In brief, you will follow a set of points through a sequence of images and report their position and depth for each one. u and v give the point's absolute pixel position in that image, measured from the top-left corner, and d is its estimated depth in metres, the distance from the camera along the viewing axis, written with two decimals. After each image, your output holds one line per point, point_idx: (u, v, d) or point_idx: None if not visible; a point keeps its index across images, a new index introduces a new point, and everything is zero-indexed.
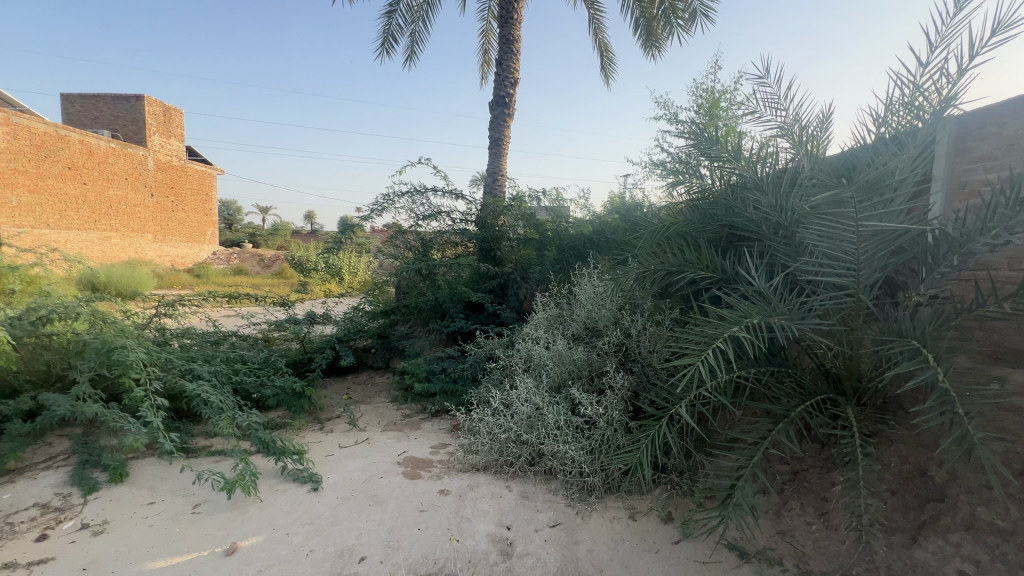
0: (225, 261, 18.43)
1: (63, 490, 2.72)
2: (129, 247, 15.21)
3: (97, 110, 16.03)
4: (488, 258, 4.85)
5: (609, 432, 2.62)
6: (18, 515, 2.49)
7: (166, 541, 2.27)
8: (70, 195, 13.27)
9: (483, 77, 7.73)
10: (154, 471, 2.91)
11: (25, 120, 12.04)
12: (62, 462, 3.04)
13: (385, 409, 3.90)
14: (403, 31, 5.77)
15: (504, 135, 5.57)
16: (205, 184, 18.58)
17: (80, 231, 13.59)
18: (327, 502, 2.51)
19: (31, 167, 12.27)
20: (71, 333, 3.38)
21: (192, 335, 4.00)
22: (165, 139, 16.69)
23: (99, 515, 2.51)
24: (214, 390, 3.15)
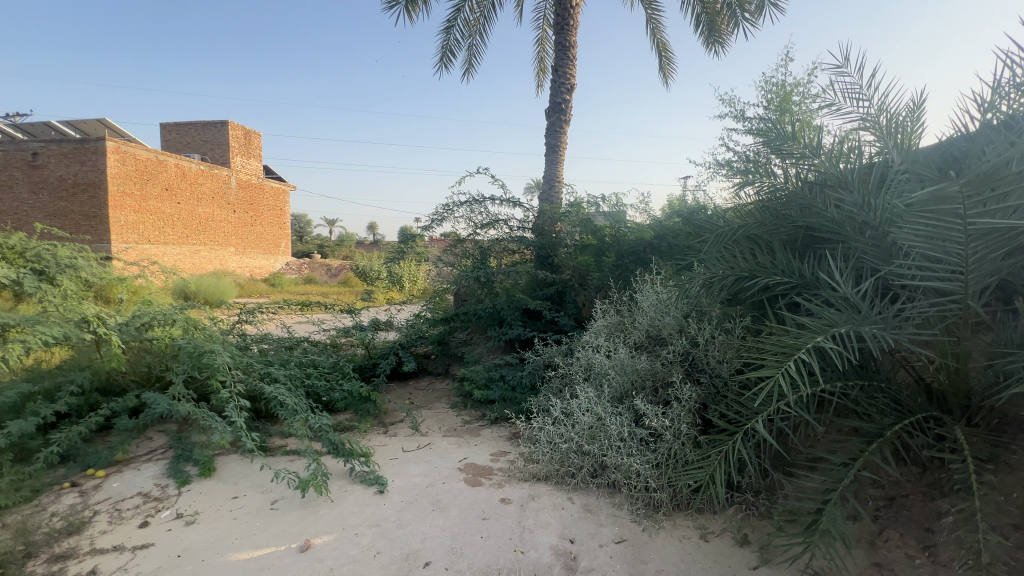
0: (297, 271, 19.72)
1: (161, 481, 2.99)
2: (214, 259, 16.66)
3: (189, 136, 17.73)
4: (546, 265, 4.83)
5: (676, 446, 2.50)
6: (125, 502, 2.77)
7: (248, 534, 2.42)
8: (166, 213, 14.75)
9: (539, 85, 7.76)
10: (237, 466, 3.13)
11: (132, 148, 13.53)
12: (160, 455, 3.34)
13: (446, 415, 3.97)
14: (460, 45, 5.92)
15: (561, 141, 5.56)
16: (280, 200, 20.01)
17: (175, 246, 15.07)
18: (393, 505, 2.58)
19: (136, 190, 13.74)
20: (168, 338, 3.72)
21: (270, 341, 4.28)
22: (246, 160, 18.18)
23: (191, 506, 2.72)
24: (289, 392, 3.35)
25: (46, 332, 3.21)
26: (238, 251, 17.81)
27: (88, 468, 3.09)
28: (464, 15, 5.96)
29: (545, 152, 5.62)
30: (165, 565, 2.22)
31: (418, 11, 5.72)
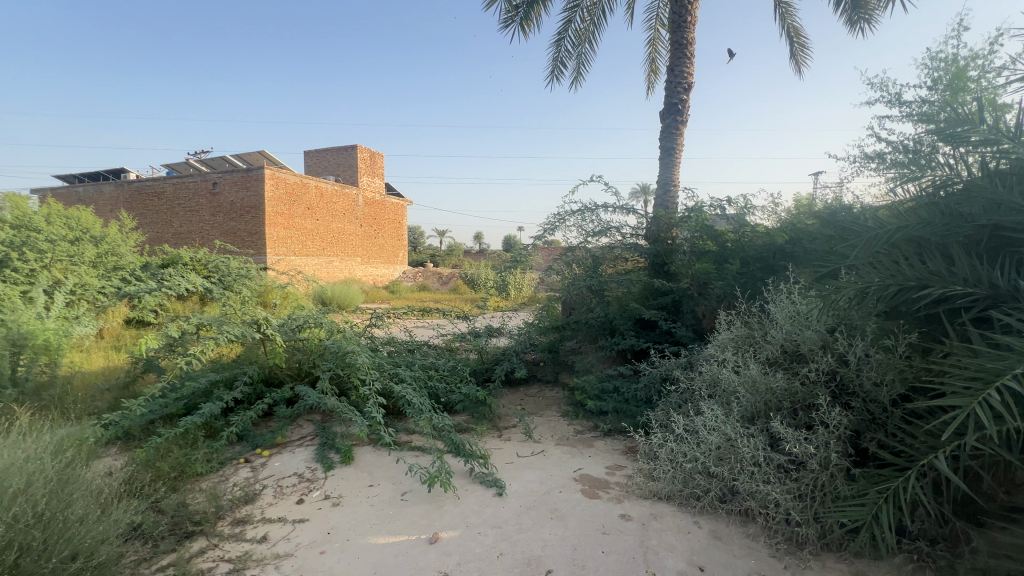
0: (413, 279, 21.33)
1: (312, 464, 3.41)
2: (344, 268, 18.70)
3: (326, 160, 20.19)
4: (661, 273, 4.61)
5: (824, 476, 2.23)
6: (285, 480, 3.20)
7: (384, 521, 2.65)
8: (308, 229, 16.92)
9: (650, 87, 7.52)
10: (371, 457, 3.46)
11: (283, 174, 15.77)
12: (309, 441, 3.81)
13: (558, 423, 3.97)
14: (570, 55, 5.96)
15: (677, 143, 5.32)
16: (398, 214, 21.87)
17: (314, 257, 17.22)
18: (512, 508, 2.65)
19: (285, 210, 15.99)
20: (316, 338, 4.25)
21: (396, 344, 4.67)
22: (371, 179, 20.19)
23: (336, 489, 3.06)
24: (415, 392, 3.62)
25: (229, 331, 3.86)
26: (364, 262, 19.77)
27: (257, 447, 3.63)
28: (575, 25, 6.00)
29: (659, 155, 5.41)
30: (318, 540, 2.52)
31: (531, 27, 5.88)
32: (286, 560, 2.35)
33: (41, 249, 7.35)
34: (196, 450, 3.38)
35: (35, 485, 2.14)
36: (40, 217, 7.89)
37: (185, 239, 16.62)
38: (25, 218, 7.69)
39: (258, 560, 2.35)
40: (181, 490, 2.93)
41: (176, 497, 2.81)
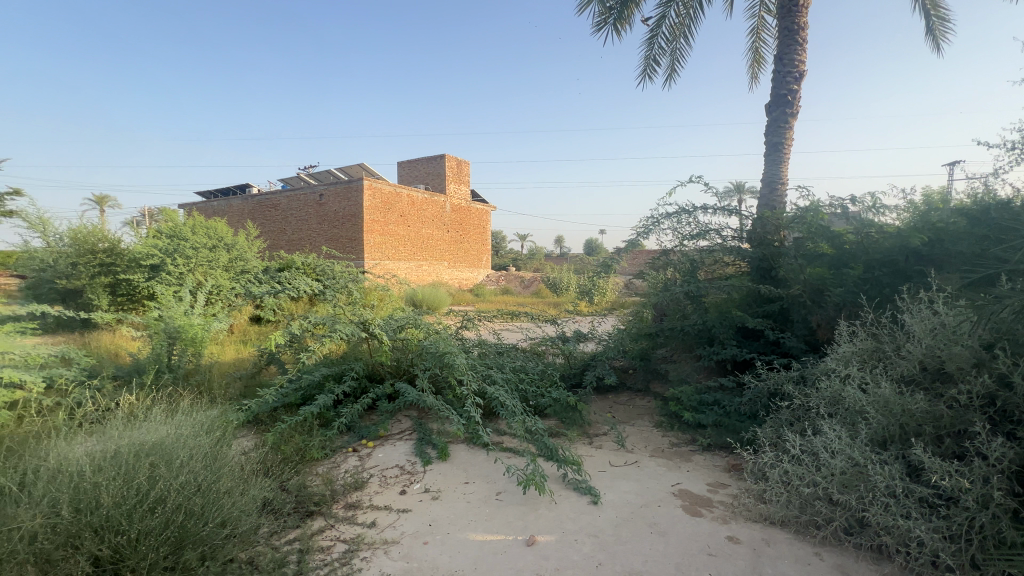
0: (496, 282, 21.82)
1: (411, 458, 3.61)
2: (433, 272, 19.62)
3: (417, 170, 21.39)
4: (767, 278, 4.27)
5: (984, 516, 1.91)
6: (389, 471, 3.42)
7: (480, 518, 2.73)
8: (401, 235, 18.01)
9: (753, 79, 7.03)
10: (466, 455, 3.58)
11: (379, 184, 16.96)
12: (408, 435, 4.04)
13: (651, 434, 3.83)
14: (664, 52, 5.76)
15: (785, 138, 4.92)
16: (483, 219, 22.52)
17: (406, 262, 18.28)
18: (608, 518, 2.59)
19: (381, 217, 17.17)
20: (415, 338, 4.50)
21: (487, 346, 4.81)
22: (458, 187, 21.03)
23: (434, 484, 3.21)
24: (507, 394, 3.69)
25: (341, 330, 4.23)
26: (450, 266, 20.60)
27: (362, 438, 3.92)
28: (670, 21, 5.79)
29: (764, 151, 5.02)
30: (421, 530, 2.66)
31: (624, 26, 5.77)
32: (393, 546, 2.51)
33: (187, 255, 8.59)
34: (313, 437, 3.73)
35: (193, 457, 2.50)
36: (188, 228, 9.23)
37: (297, 245, 18.53)
38: (176, 229, 9.04)
39: (369, 544, 2.53)
40: (301, 472, 3.25)
41: (298, 478, 3.12)
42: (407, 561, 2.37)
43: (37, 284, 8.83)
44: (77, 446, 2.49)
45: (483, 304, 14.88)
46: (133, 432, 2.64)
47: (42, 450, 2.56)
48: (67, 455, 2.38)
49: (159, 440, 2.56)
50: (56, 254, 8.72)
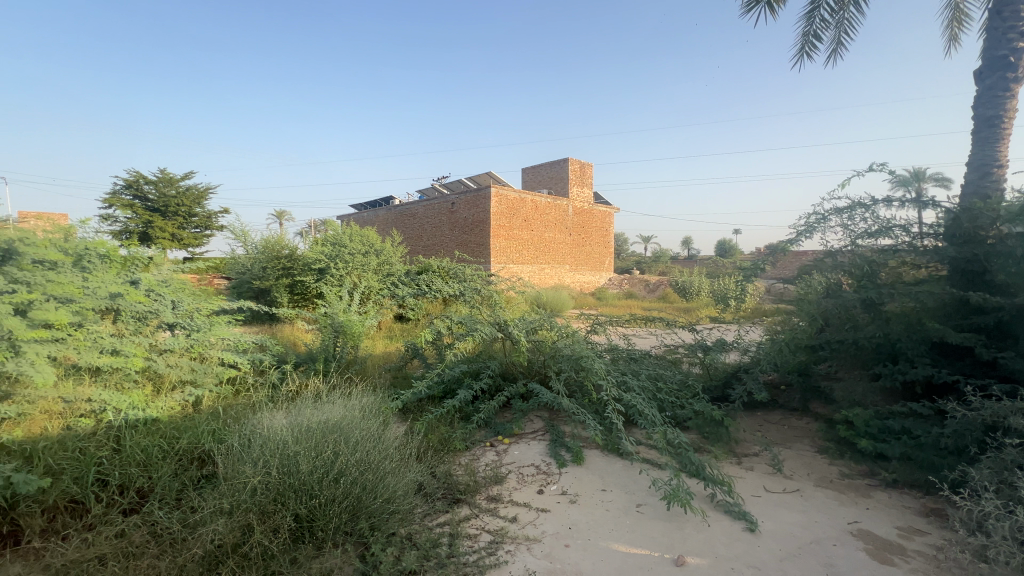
0: (618, 286, 21.25)
1: (546, 458, 3.66)
2: (555, 275, 19.80)
3: (541, 175, 21.84)
4: (976, 284, 3.47)
5: None
6: (525, 469, 3.51)
7: (622, 529, 2.66)
8: (525, 239, 18.52)
9: (948, 42, 5.83)
10: (601, 462, 3.52)
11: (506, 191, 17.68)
12: (541, 435, 4.09)
13: (815, 461, 3.36)
14: (829, 24, 5.05)
15: (1005, 109, 3.98)
16: (606, 222, 22.13)
17: (529, 265, 18.74)
18: (769, 550, 2.34)
19: (506, 222, 17.86)
20: (548, 341, 4.57)
21: (620, 351, 4.68)
22: (581, 189, 20.97)
23: (571, 487, 3.21)
24: (646, 402, 3.54)
25: (480, 329, 4.46)
26: (572, 269, 20.60)
27: (498, 434, 4.07)
28: None
29: (971, 129, 4.13)
30: (562, 532, 2.67)
31: (778, 2, 5.20)
32: (536, 544, 2.56)
33: (347, 260, 9.84)
34: (455, 429, 3.98)
35: (363, 437, 2.87)
36: (347, 237, 10.60)
37: (432, 250, 20.18)
38: (338, 238, 10.44)
39: (512, 538, 2.62)
40: (447, 461, 3.48)
41: (445, 466, 3.36)
42: (550, 561, 2.40)
43: (240, 284, 10.89)
44: (279, 419, 3.01)
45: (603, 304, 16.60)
46: (318, 410, 3.11)
47: (255, 420, 3.13)
48: (273, 426, 2.88)
49: (337, 419, 2.98)
50: (253, 260, 10.66)
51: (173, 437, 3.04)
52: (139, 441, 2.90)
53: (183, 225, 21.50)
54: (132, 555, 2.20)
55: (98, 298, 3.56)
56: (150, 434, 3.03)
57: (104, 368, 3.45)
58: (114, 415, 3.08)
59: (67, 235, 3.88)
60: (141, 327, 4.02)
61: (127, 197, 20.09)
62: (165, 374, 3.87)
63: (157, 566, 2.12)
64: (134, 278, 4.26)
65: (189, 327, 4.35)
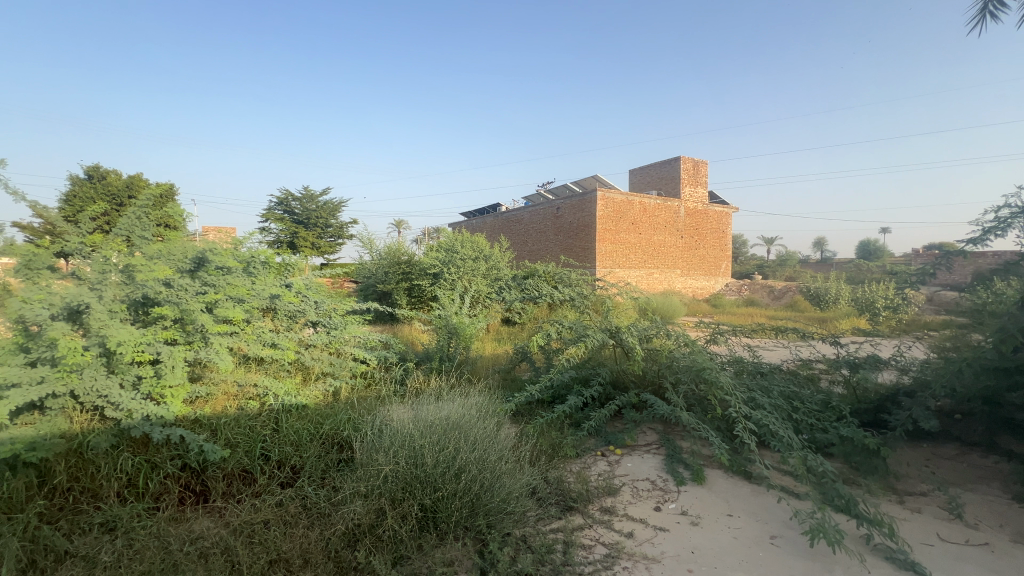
0: (737, 292, 19.56)
1: (662, 474, 3.46)
2: (664, 280, 18.81)
3: (649, 176, 21.00)
4: None
5: None
6: (639, 482, 3.36)
7: (754, 560, 2.41)
8: (632, 243, 17.90)
9: None
10: (725, 484, 3.24)
11: (613, 194, 17.24)
12: (656, 449, 3.88)
13: (1009, 511, 2.74)
14: None
15: None
16: (723, 223, 20.53)
17: (636, 269, 18.07)
18: None
19: (613, 226, 17.41)
20: (663, 349, 4.33)
21: (745, 364, 4.27)
22: (694, 189, 19.72)
23: (691, 507, 3.00)
24: (780, 423, 3.18)
25: (590, 335, 4.37)
26: (683, 273, 19.43)
27: (610, 444, 3.94)
28: None
29: None
30: (683, 555, 2.50)
31: None
32: (655, 564, 2.43)
33: (458, 265, 10.33)
34: (565, 436, 3.94)
35: (481, 436, 2.99)
36: (458, 243, 11.15)
37: (537, 255, 20.48)
38: (451, 244, 11.04)
39: (629, 554, 2.51)
40: (559, 467, 3.47)
41: (557, 471, 3.34)
42: None
43: (365, 287, 12.03)
44: (405, 413, 3.26)
45: (722, 304, 16.74)
46: (439, 407, 3.30)
47: (385, 412, 3.42)
48: (400, 419, 3.12)
49: (457, 416, 3.14)
50: (377, 265, 11.70)
51: (318, 422, 3.43)
52: (292, 423, 3.32)
53: (320, 235, 24.41)
54: (289, 523, 2.53)
55: (261, 298, 4.17)
56: (301, 418, 3.46)
57: (265, 358, 4.02)
58: (274, 399, 3.57)
59: (239, 245, 4.61)
60: (291, 324, 4.63)
61: (278, 211, 23.38)
62: (311, 366, 4.42)
63: (308, 535, 2.41)
64: (286, 282, 4.94)
65: (329, 326, 4.90)
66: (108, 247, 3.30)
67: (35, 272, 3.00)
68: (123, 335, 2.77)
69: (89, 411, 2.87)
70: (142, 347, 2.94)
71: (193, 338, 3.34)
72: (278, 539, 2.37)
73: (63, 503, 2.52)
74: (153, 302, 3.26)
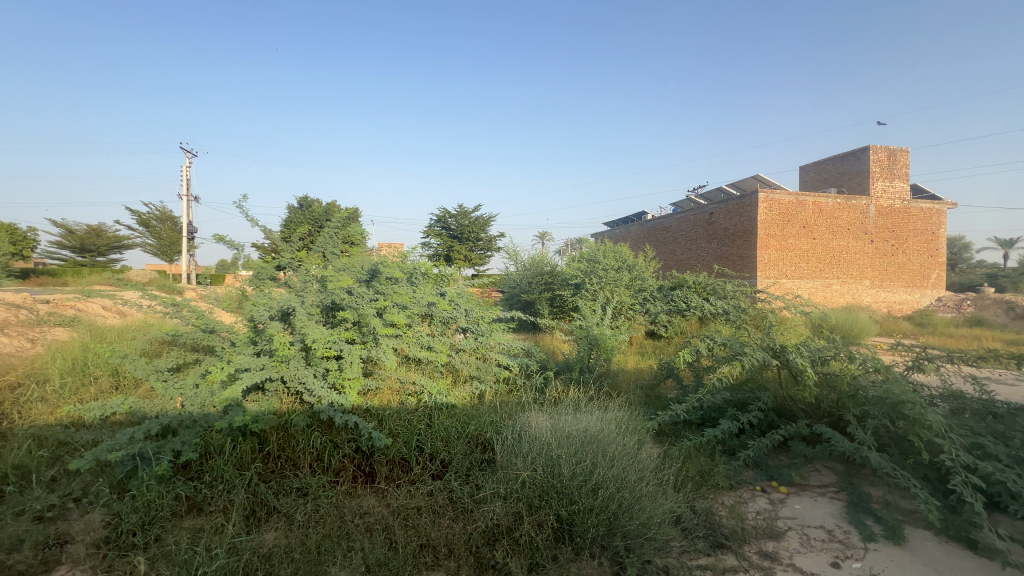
0: (955, 308, 15.54)
1: (843, 524, 2.89)
2: (846, 292, 15.91)
3: (830, 170, 18.41)
4: None
5: None
6: (812, 530, 2.85)
7: None
8: (803, 249, 15.55)
9: None
10: (936, 550, 2.57)
11: (778, 195, 15.19)
12: (834, 493, 3.26)
13: None
14: None
15: None
16: (933, 222, 16.60)
17: (809, 280, 15.64)
18: None
19: (779, 231, 15.33)
20: (845, 375, 3.63)
21: (967, 401, 3.35)
22: (889, 183, 16.41)
23: (884, 572, 2.44)
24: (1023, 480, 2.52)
25: (749, 353, 3.89)
26: (874, 285, 16.17)
27: (773, 480, 3.43)
28: None
29: None
30: None
31: None
32: None
33: (600, 276, 10.18)
34: (717, 463, 3.56)
35: (620, 453, 2.88)
36: (601, 254, 11.02)
37: (686, 265, 19.17)
38: (593, 255, 10.96)
39: None
40: (707, 496, 3.15)
41: (705, 502, 3.04)
42: None
43: (510, 297, 12.65)
44: (544, 421, 3.30)
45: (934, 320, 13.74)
46: (576, 418, 3.28)
47: (525, 417, 3.53)
48: (539, 426, 3.18)
49: (595, 429, 3.08)
50: (521, 276, 12.20)
51: (465, 422, 3.68)
52: (443, 420, 3.61)
53: (472, 248, 26.46)
54: (437, 513, 2.75)
55: (421, 305, 4.67)
56: (450, 416, 3.75)
57: (423, 359, 4.47)
58: (428, 397, 3.93)
59: (405, 258, 5.25)
60: (445, 329, 5.08)
61: (438, 228, 26.05)
62: (460, 368, 4.77)
63: (454, 527, 2.59)
64: (442, 290, 5.45)
65: (477, 332, 5.25)
66: (309, 261, 4.06)
67: (262, 282, 3.93)
68: (317, 334, 3.35)
69: (293, 394, 3.52)
70: (330, 344, 3.51)
71: (367, 338, 3.89)
72: (427, 526, 2.60)
73: (273, 467, 3.12)
74: (339, 307, 3.88)
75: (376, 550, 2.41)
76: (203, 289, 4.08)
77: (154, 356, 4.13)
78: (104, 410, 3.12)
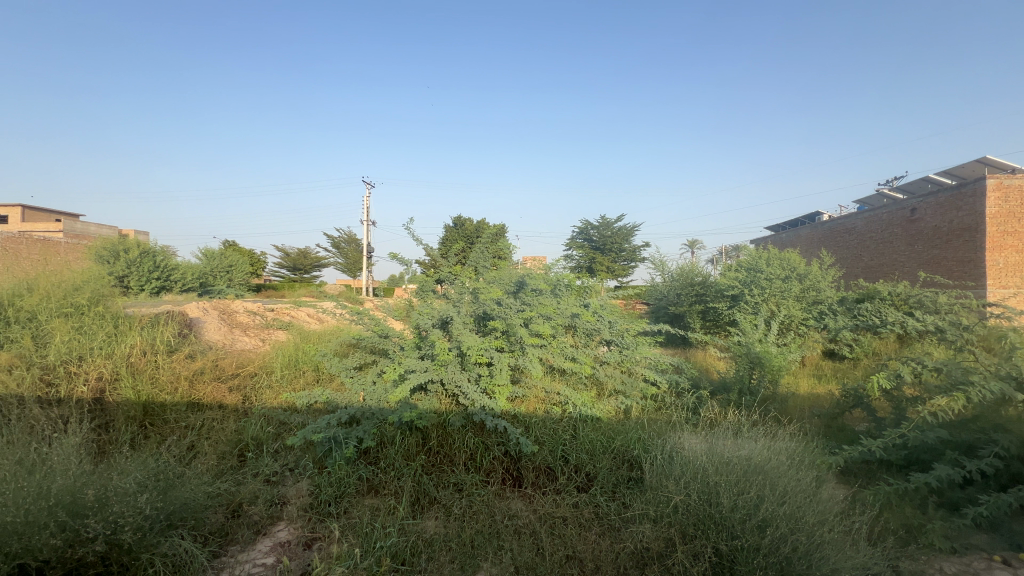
0: None
1: None
2: None
3: None
4: None
5: None
6: None
7: None
8: None
9: None
10: None
11: (1018, 180, 11.65)
12: None
13: None
14: None
15: None
16: None
17: None
18: None
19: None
20: None
21: None
22: None
23: None
24: None
25: (977, 383, 3.05)
26: None
27: (1021, 551, 2.62)
28: None
29: None
30: None
31: None
32: None
33: (763, 286, 9.02)
34: (931, 518, 2.84)
35: (794, 490, 2.50)
36: (763, 261, 9.82)
37: (878, 272, 16.01)
38: (754, 262, 9.80)
39: None
40: (917, 558, 2.54)
41: (914, 564, 2.46)
42: None
43: (656, 308, 12.05)
44: (698, 444, 3.04)
45: None
46: (737, 444, 2.95)
47: (676, 438, 3.30)
48: (691, 449, 2.95)
49: (761, 458, 2.73)
50: (669, 286, 11.50)
51: (610, 437, 3.58)
52: (588, 433, 3.57)
53: (615, 259, 25.95)
54: (583, 526, 2.73)
55: (564, 316, 4.73)
56: (595, 429, 3.69)
57: (567, 370, 4.48)
58: (573, 408, 3.93)
59: (549, 270, 5.37)
60: (589, 341, 5.04)
61: (580, 240, 26.20)
62: (604, 381, 4.66)
63: (600, 544, 2.54)
64: (585, 302, 5.45)
65: (622, 345, 5.10)
66: (464, 275, 4.45)
67: (425, 294, 4.48)
68: (471, 342, 3.63)
69: (450, 396, 3.85)
70: (482, 351, 3.77)
71: (514, 347, 4.03)
72: (574, 538, 2.59)
73: (434, 462, 3.45)
74: (489, 316, 4.14)
75: (524, 553, 2.49)
76: (379, 300, 4.73)
77: (343, 356, 4.92)
78: (310, 398, 3.82)
